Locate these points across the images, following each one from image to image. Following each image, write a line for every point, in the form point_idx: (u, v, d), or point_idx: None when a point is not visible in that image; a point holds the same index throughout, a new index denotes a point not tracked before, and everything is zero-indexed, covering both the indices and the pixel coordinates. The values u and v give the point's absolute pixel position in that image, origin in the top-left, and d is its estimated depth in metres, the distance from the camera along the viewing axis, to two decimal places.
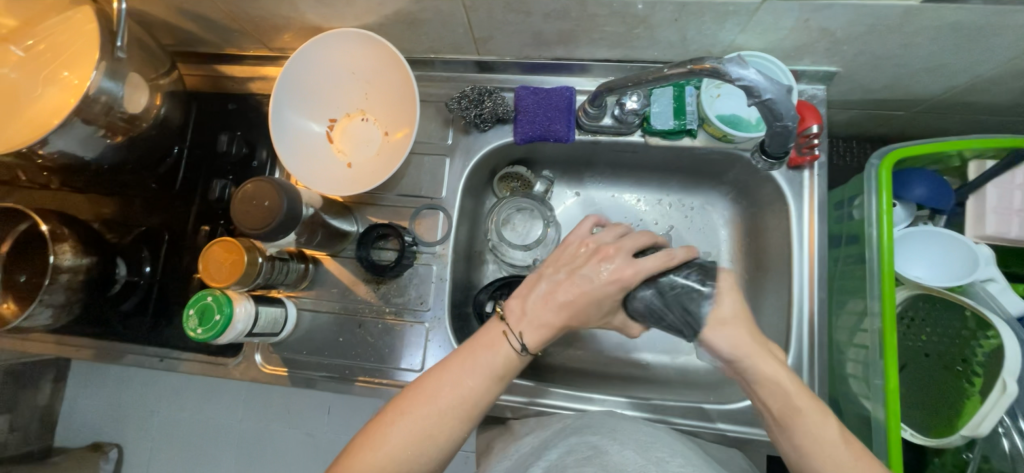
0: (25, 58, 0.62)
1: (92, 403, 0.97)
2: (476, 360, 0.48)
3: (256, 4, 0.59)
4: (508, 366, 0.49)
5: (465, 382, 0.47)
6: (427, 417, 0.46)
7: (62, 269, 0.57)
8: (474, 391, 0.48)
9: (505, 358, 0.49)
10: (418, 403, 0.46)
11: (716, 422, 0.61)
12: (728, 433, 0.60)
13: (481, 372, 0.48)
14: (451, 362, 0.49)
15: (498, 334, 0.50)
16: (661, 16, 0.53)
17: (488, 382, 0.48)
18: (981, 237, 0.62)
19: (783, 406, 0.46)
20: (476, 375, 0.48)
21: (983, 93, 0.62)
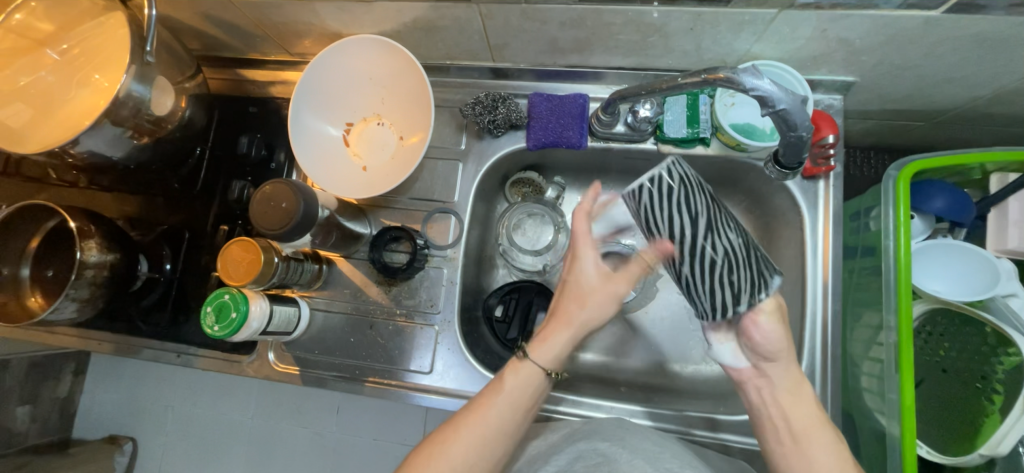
0: (60, 62, 0.64)
1: (110, 395, 0.99)
2: (506, 393, 0.49)
3: (279, 11, 0.61)
4: (532, 391, 0.50)
5: (500, 419, 0.48)
6: (470, 458, 0.46)
7: (88, 266, 0.59)
8: (508, 425, 0.48)
9: (527, 384, 0.50)
10: (459, 445, 0.47)
11: (721, 432, 0.60)
12: (731, 444, 0.60)
13: (512, 406, 0.49)
14: (482, 399, 0.49)
15: (519, 360, 0.51)
16: (677, 25, 0.53)
17: (520, 413, 0.49)
18: (1002, 250, 0.61)
19: (801, 424, 0.47)
20: (506, 409, 0.48)
21: (1007, 105, 0.61)
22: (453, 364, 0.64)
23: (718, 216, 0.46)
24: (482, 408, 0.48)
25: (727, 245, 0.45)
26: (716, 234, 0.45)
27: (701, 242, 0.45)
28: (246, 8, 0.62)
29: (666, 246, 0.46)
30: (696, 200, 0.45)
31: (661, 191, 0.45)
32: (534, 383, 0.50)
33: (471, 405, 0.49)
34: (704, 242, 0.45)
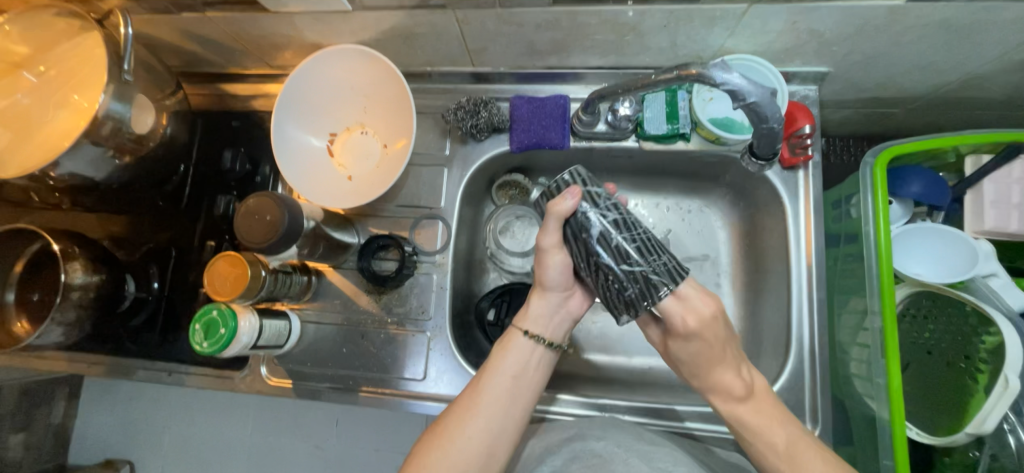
0: (38, 84, 0.64)
1: (104, 419, 0.98)
2: (499, 368, 0.50)
3: (257, 25, 0.61)
4: (527, 365, 0.51)
5: (497, 396, 0.49)
6: (472, 443, 0.46)
7: (74, 288, 0.58)
8: (507, 401, 0.49)
9: (522, 360, 0.51)
10: (458, 436, 0.47)
11: (685, 421, 0.62)
12: (694, 432, 0.61)
13: (507, 381, 0.50)
14: (476, 381, 0.50)
15: (512, 341, 0.52)
16: (651, 23, 0.54)
17: (518, 386, 0.50)
18: (980, 232, 0.61)
19: (769, 443, 0.47)
20: (507, 389, 0.49)
21: (977, 89, 0.62)
22: (446, 369, 0.64)
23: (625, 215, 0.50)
24: (478, 392, 0.49)
25: (637, 224, 0.50)
26: (626, 216, 0.50)
27: (606, 223, 0.49)
28: (224, 23, 0.62)
29: (576, 191, 0.50)
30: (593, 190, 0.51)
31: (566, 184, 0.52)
32: (524, 354, 0.51)
33: (464, 395, 0.50)
34: (611, 221, 0.49)
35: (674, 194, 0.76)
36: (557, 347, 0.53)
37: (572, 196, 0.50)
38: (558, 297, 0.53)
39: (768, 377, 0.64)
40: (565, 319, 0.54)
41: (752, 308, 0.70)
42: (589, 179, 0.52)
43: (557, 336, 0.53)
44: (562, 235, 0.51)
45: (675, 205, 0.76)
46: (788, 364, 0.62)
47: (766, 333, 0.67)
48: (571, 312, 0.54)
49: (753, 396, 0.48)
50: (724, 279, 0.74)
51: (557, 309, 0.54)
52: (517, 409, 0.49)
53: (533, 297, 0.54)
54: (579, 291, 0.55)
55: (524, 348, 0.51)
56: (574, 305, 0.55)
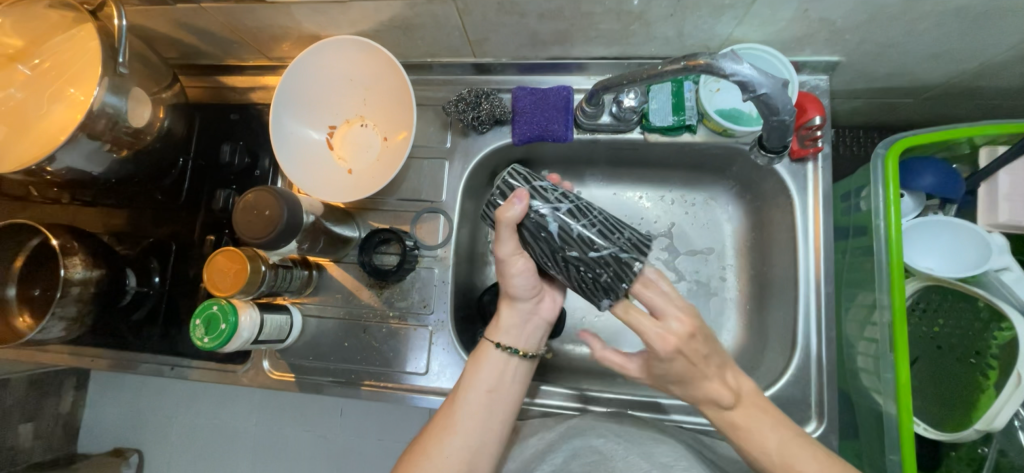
0: (32, 77, 0.63)
1: (112, 409, 0.99)
2: (473, 384, 0.50)
3: (252, 16, 0.60)
4: (502, 379, 0.51)
5: (472, 411, 0.49)
6: (450, 460, 0.46)
7: (74, 282, 0.58)
8: (483, 416, 0.49)
9: (497, 374, 0.51)
10: (435, 453, 0.47)
11: (670, 413, 0.61)
12: (683, 424, 0.61)
13: (482, 396, 0.49)
14: (453, 397, 0.50)
15: (484, 355, 0.51)
16: (657, 12, 0.53)
17: (493, 401, 0.50)
18: (993, 225, 0.60)
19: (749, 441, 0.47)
20: (481, 404, 0.49)
21: (994, 77, 0.60)
22: (449, 364, 0.64)
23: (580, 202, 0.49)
24: (452, 409, 0.49)
25: (591, 207, 0.49)
26: (578, 201, 0.49)
27: (561, 215, 0.47)
28: (219, 14, 0.60)
29: (522, 195, 0.46)
30: (541, 185, 0.48)
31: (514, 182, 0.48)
32: (498, 367, 0.51)
33: (440, 412, 0.50)
34: (567, 212, 0.47)
35: (679, 187, 0.75)
36: (531, 356, 0.53)
37: (521, 201, 0.46)
38: (528, 306, 0.53)
39: (774, 373, 0.63)
40: (538, 325, 0.53)
41: (759, 302, 0.69)
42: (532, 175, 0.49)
43: (531, 345, 0.53)
44: (519, 240, 0.48)
45: (680, 197, 0.75)
46: (795, 359, 0.61)
47: (772, 327, 0.66)
48: (541, 319, 0.54)
49: (742, 403, 0.47)
50: (729, 272, 0.73)
51: (530, 317, 0.53)
52: (494, 425, 0.49)
53: (504, 306, 0.53)
54: (550, 293, 0.54)
55: (496, 362, 0.51)
56: (546, 311, 0.54)
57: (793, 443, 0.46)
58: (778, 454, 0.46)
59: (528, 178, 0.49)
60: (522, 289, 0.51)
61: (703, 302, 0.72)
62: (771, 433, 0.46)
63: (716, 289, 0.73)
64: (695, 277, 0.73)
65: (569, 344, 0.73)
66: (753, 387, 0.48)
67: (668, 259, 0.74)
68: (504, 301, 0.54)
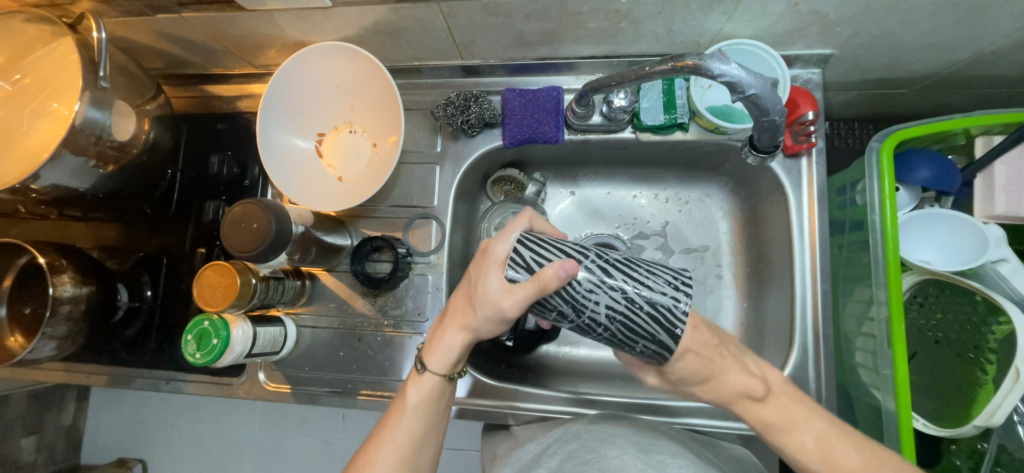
0: (13, 93, 0.62)
1: (114, 419, 0.99)
2: (410, 412, 0.48)
3: (235, 24, 0.59)
4: (437, 400, 0.50)
5: (406, 434, 0.48)
6: None
7: (63, 301, 0.57)
8: (417, 441, 0.48)
9: (431, 396, 0.49)
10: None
11: (708, 420, 0.60)
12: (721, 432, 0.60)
13: (418, 421, 0.48)
14: (385, 423, 0.48)
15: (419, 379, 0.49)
16: (645, 9, 0.52)
17: (427, 424, 0.49)
18: (990, 217, 0.60)
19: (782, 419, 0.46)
20: (413, 427, 0.48)
21: (989, 66, 0.59)
22: None
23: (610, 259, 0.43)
24: (384, 434, 0.48)
25: (614, 269, 0.42)
26: (599, 262, 0.42)
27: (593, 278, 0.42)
28: (201, 24, 0.59)
29: (570, 264, 0.40)
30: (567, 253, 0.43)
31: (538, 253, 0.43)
32: (435, 391, 0.49)
33: (375, 433, 0.48)
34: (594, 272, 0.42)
35: (673, 185, 0.74)
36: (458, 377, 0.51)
37: (566, 271, 0.40)
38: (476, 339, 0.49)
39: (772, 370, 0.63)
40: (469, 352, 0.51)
41: (755, 300, 0.69)
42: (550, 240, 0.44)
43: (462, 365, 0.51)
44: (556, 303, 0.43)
45: (674, 195, 0.75)
46: (792, 357, 0.61)
47: (770, 324, 0.65)
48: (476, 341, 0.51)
49: (771, 394, 0.47)
50: (725, 270, 0.72)
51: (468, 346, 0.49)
52: (427, 449, 0.49)
53: (450, 331, 0.48)
54: None
55: (431, 385, 0.49)
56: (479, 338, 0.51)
57: (832, 439, 0.44)
58: (818, 450, 0.44)
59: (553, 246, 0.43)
60: (483, 324, 0.46)
61: (700, 299, 0.72)
62: (805, 429, 0.45)
63: (713, 287, 0.72)
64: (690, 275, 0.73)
65: (566, 346, 0.73)
66: (781, 379, 0.48)
67: (664, 258, 0.74)
68: (451, 324, 0.48)
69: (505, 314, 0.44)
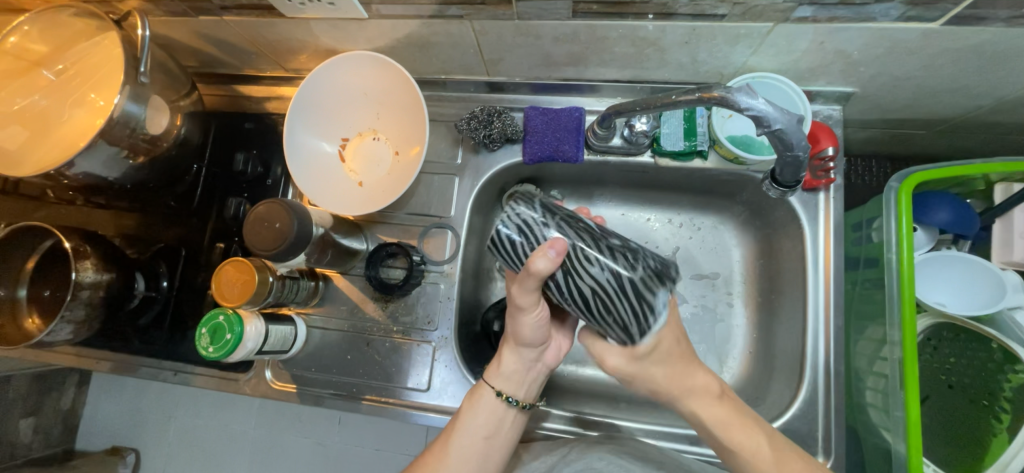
0: (55, 83, 0.65)
1: (113, 407, 0.99)
2: (470, 428, 0.52)
3: (273, 29, 0.61)
4: (498, 423, 0.53)
5: (467, 454, 0.51)
6: None
7: (83, 286, 0.58)
8: (481, 452, 0.52)
9: (495, 419, 0.53)
10: None
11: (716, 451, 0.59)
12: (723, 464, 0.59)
13: (478, 442, 0.52)
14: (446, 439, 0.53)
15: (484, 399, 0.53)
16: (672, 39, 0.53)
17: (487, 447, 0.52)
18: (1007, 263, 0.59)
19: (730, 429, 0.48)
20: (476, 446, 0.52)
21: (1010, 113, 0.59)
22: (450, 381, 0.64)
23: (571, 284, 0.43)
24: (451, 444, 0.52)
25: (571, 303, 0.44)
26: (560, 280, 0.43)
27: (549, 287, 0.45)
28: (241, 27, 0.62)
29: (557, 245, 0.41)
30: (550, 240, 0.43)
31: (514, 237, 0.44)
32: (495, 413, 0.53)
33: (442, 440, 0.53)
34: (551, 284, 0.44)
35: (687, 210, 0.75)
36: (528, 407, 0.55)
37: (556, 252, 0.41)
38: (532, 353, 0.53)
39: (780, 403, 0.62)
40: (540, 371, 0.55)
41: (765, 331, 0.69)
42: (552, 222, 0.44)
43: (530, 395, 0.55)
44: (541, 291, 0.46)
45: (689, 221, 0.75)
46: (802, 391, 0.60)
47: (779, 358, 0.65)
48: (544, 365, 0.55)
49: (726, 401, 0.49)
50: (736, 299, 0.72)
51: (530, 366, 0.54)
52: (488, 467, 0.52)
53: (506, 351, 0.54)
54: (555, 341, 0.55)
55: (497, 407, 0.53)
56: (549, 356, 0.55)
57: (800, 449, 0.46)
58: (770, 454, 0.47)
59: (541, 213, 0.45)
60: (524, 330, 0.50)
61: (709, 326, 0.72)
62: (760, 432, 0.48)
63: (723, 315, 0.72)
64: (701, 301, 0.73)
65: (573, 364, 0.73)
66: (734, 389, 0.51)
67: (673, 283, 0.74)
68: (508, 343, 0.54)
69: (523, 305, 0.47)
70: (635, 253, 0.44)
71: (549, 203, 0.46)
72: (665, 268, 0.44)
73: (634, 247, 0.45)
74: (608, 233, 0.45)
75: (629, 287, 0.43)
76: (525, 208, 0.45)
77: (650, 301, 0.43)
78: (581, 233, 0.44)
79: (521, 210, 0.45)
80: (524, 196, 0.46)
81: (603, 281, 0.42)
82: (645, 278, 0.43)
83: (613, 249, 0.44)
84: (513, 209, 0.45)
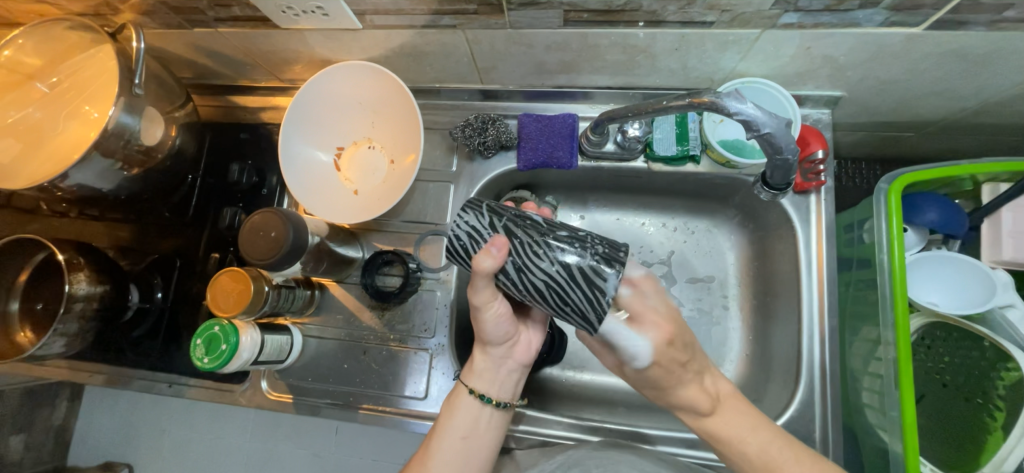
0: (49, 96, 0.65)
1: (106, 421, 0.98)
2: (449, 430, 0.52)
3: (268, 40, 0.61)
4: (476, 423, 0.53)
5: (449, 457, 0.51)
6: None
7: (77, 298, 0.58)
8: (462, 454, 0.52)
9: (472, 418, 0.53)
10: None
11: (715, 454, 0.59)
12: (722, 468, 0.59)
13: (458, 443, 0.52)
14: (428, 444, 0.52)
15: (460, 399, 0.53)
16: (662, 46, 0.54)
17: (467, 448, 0.52)
18: (997, 261, 0.60)
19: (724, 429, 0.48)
20: (455, 447, 0.51)
21: (995, 115, 0.61)
22: (447, 389, 0.64)
23: (523, 280, 0.42)
24: (432, 449, 0.51)
25: (528, 298, 0.44)
26: (511, 276, 0.43)
27: (505, 283, 0.44)
28: (235, 39, 0.62)
29: (500, 242, 0.42)
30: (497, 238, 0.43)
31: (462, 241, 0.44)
32: (472, 412, 0.53)
33: (424, 447, 0.52)
34: (505, 280, 0.43)
35: (682, 214, 0.75)
36: (505, 406, 0.54)
37: (498, 248, 0.42)
38: (500, 351, 0.54)
39: (778, 405, 0.62)
40: (513, 370, 0.55)
41: (761, 333, 0.69)
42: (499, 221, 0.43)
43: (505, 394, 0.54)
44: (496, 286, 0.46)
45: (683, 224, 0.76)
46: (799, 392, 0.60)
47: (775, 360, 0.65)
48: (515, 362, 0.55)
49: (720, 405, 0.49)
50: (732, 301, 0.73)
51: (500, 365, 0.54)
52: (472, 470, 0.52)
53: (476, 352, 0.55)
54: (523, 338, 0.55)
55: (471, 406, 0.53)
56: (520, 353, 0.55)
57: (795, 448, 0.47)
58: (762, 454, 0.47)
59: (487, 214, 0.44)
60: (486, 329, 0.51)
61: (705, 329, 0.72)
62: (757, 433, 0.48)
63: (718, 318, 0.72)
64: (697, 305, 0.73)
65: (571, 369, 0.73)
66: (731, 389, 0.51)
67: (669, 287, 0.74)
68: (477, 345, 0.55)
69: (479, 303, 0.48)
70: (583, 241, 0.43)
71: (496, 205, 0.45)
72: (618, 251, 0.43)
73: (583, 235, 0.44)
74: (557, 223, 0.45)
75: (579, 275, 0.41)
76: (471, 213, 0.44)
77: (603, 287, 0.42)
78: (528, 228, 0.43)
79: (468, 215, 0.44)
80: (473, 201, 0.46)
81: (553, 273, 0.42)
82: (593, 265, 0.42)
83: (560, 239, 0.43)
84: (461, 215, 0.44)
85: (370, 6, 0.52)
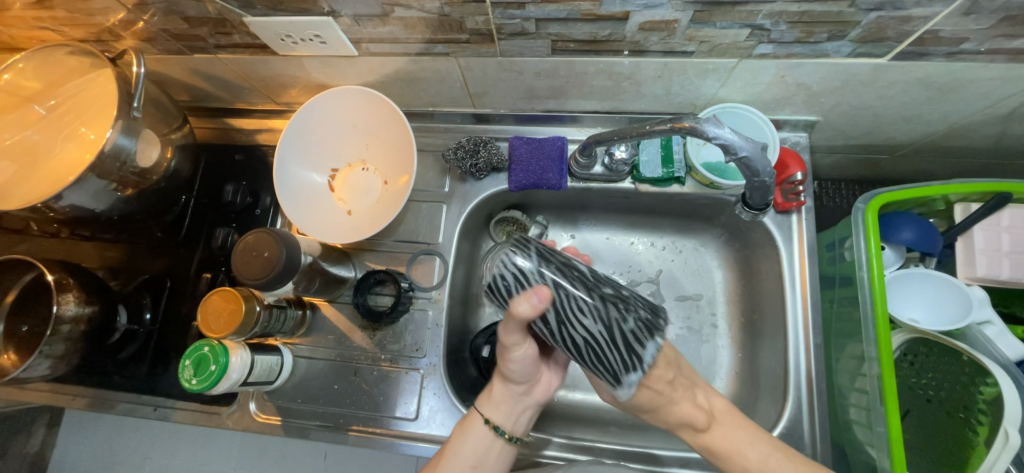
0: (47, 118, 0.66)
1: (84, 449, 0.95)
2: (457, 456, 0.52)
3: (265, 66, 0.63)
4: (485, 452, 0.53)
5: None
6: None
7: (64, 320, 0.58)
8: None
9: (482, 447, 0.53)
10: None
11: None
12: None
13: (463, 469, 0.52)
14: (434, 466, 0.53)
15: (474, 427, 0.54)
16: (646, 73, 0.56)
17: None
18: (973, 278, 0.62)
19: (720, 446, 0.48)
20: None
21: (962, 139, 0.64)
22: (439, 409, 0.63)
23: (564, 331, 0.43)
24: (436, 472, 0.52)
25: (563, 346, 0.44)
26: (552, 327, 0.43)
27: (542, 331, 0.44)
28: (234, 64, 0.64)
29: (544, 294, 0.41)
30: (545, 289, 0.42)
31: (511, 283, 0.43)
32: (483, 442, 0.53)
33: (428, 468, 0.53)
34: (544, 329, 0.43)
35: (669, 233, 0.77)
36: (516, 439, 0.55)
37: (541, 300, 0.41)
38: (521, 387, 0.54)
39: (767, 423, 0.63)
40: (527, 406, 0.55)
41: (749, 351, 0.70)
42: (548, 269, 0.43)
43: (519, 428, 0.55)
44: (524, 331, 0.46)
45: (671, 243, 0.77)
46: (787, 409, 0.61)
47: (764, 377, 0.66)
48: (532, 400, 0.55)
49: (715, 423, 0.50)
50: (720, 319, 0.74)
51: (519, 399, 0.54)
52: None
53: (496, 382, 0.55)
54: (545, 378, 0.56)
55: (485, 437, 0.53)
56: (539, 392, 0.56)
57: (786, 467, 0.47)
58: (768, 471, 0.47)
59: (537, 259, 0.43)
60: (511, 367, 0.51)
61: (695, 347, 0.73)
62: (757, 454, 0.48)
63: (708, 336, 0.73)
64: (687, 323, 0.74)
65: (563, 389, 0.73)
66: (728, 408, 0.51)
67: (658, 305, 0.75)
68: (498, 375, 0.55)
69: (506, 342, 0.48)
70: (628, 303, 0.43)
71: (545, 250, 0.45)
72: (659, 318, 0.44)
73: (626, 295, 0.44)
74: (602, 280, 0.44)
75: (621, 339, 0.42)
76: (521, 257, 0.43)
77: (641, 353, 0.42)
78: (576, 281, 0.43)
79: (516, 256, 0.43)
80: (521, 241, 0.45)
81: (596, 333, 0.42)
82: (636, 330, 0.42)
83: (607, 298, 0.43)
84: (509, 256, 0.43)
85: (366, 34, 0.54)
